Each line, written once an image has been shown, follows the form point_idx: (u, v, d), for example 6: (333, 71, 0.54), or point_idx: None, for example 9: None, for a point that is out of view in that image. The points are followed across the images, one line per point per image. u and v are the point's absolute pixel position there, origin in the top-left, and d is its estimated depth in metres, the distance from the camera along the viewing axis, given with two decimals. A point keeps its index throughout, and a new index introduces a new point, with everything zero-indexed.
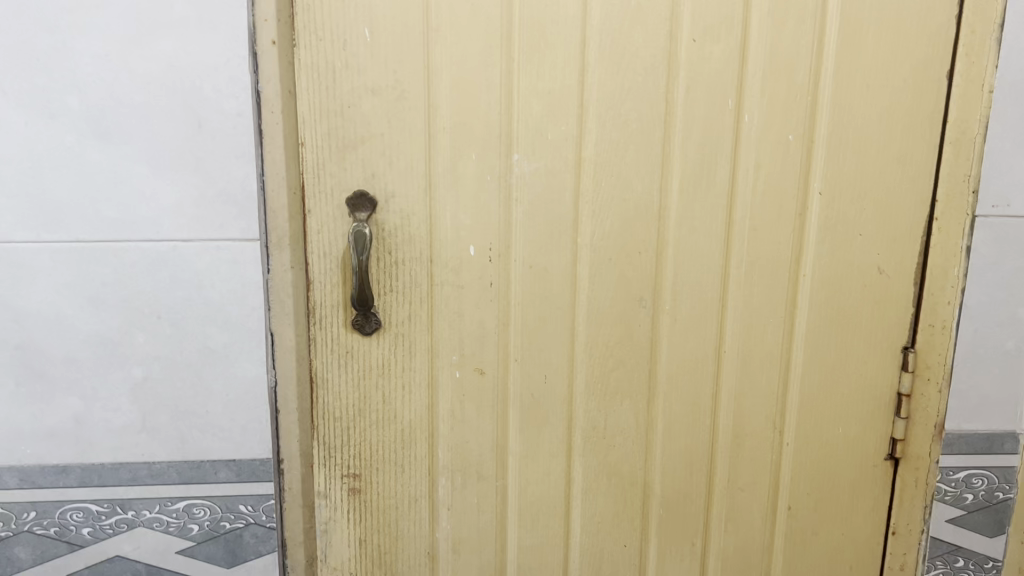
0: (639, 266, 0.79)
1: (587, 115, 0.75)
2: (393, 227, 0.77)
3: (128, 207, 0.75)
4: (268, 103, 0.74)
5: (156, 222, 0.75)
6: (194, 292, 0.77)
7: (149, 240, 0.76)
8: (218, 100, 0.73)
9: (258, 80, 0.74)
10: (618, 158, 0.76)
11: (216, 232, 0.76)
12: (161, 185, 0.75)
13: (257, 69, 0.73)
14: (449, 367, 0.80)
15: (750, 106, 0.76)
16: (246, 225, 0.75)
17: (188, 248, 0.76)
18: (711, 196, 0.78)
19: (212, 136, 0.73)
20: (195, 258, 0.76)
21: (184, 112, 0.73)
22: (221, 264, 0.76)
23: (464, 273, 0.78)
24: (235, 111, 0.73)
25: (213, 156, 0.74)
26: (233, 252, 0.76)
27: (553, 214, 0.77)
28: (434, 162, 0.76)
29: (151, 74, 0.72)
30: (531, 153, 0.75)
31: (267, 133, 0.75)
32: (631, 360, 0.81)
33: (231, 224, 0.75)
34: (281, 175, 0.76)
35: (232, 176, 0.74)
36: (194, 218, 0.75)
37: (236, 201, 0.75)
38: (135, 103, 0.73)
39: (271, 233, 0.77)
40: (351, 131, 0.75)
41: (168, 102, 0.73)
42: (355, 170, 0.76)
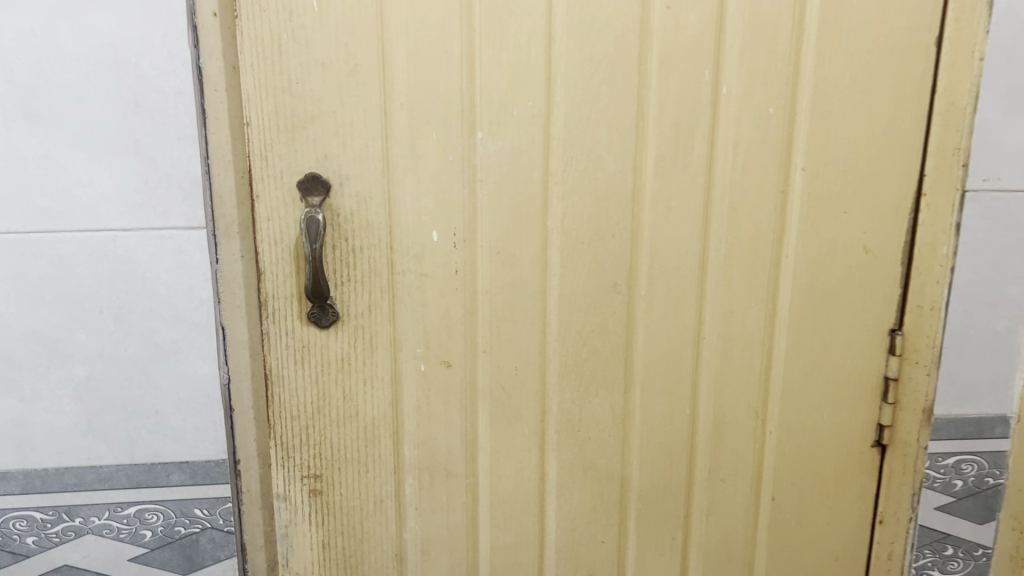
0: (612, 250, 0.74)
1: (555, 89, 0.70)
2: (349, 212, 0.70)
3: (63, 195, 0.70)
4: (211, 81, 0.67)
5: (93, 211, 0.70)
6: (139, 284, 0.73)
7: (87, 230, 0.71)
8: (158, 79, 0.68)
9: (199, 53, 0.66)
10: (589, 135, 0.71)
11: (159, 220, 0.71)
12: (97, 171, 0.70)
13: (198, 44, 0.66)
14: (414, 360, 0.75)
15: (727, 76, 0.72)
16: (193, 210, 0.71)
17: (129, 238, 0.71)
18: (688, 174, 0.73)
19: (152, 117, 0.69)
20: (138, 249, 0.72)
21: (121, 92, 0.68)
22: (166, 254, 0.72)
23: (427, 261, 0.72)
24: (176, 90, 0.69)
25: (156, 138, 0.70)
26: (180, 241, 0.72)
27: (521, 196, 0.72)
28: (392, 141, 0.69)
29: (82, 50, 0.67)
30: (494, 131, 0.70)
31: (211, 113, 0.67)
32: (606, 349, 0.77)
33: (175, 212, 0.71)
34: (228, 159, 0.68)
35: (175, 161, 0.70)
36: (136, 206, 0.71)
37: (181, 188, 0.71)
38: (65, 81, 0.67)
39: (218, 221, 0.70)
40: (300, 110, 0.67)
41: (102, 82, 0.68)
42: (306, 151, 0.68)
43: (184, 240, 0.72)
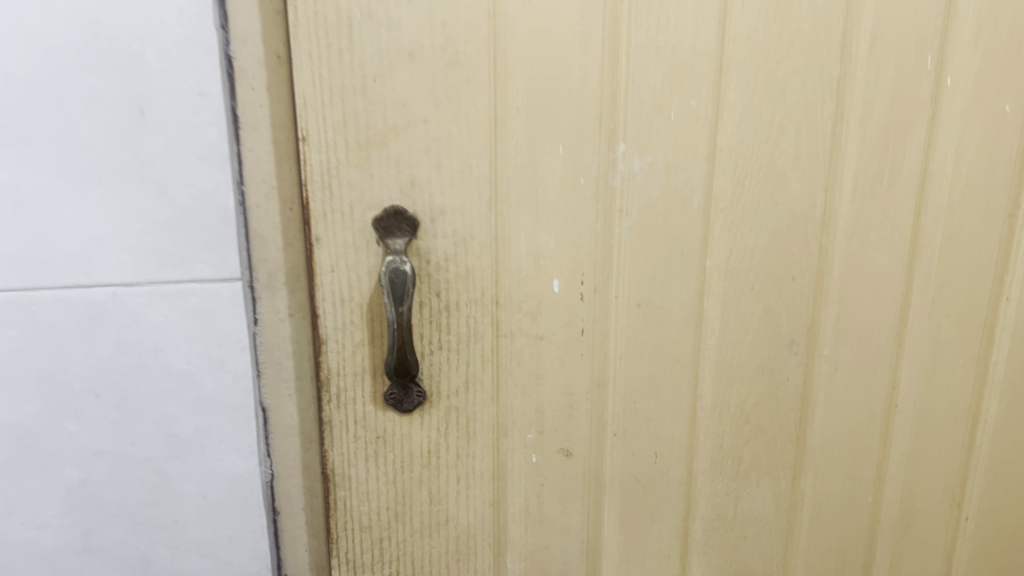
0: (790, 297, 0.55)
1: (727, 82, 0.50)
2: (442, 257, 0.51)
3: (36, 236, 0.48)
4: (245, 76, 0.47)
5: (85, 261, 0.48)
6: (149, 356, 0.51)
7: (73, 283, 0.49)
8: (171, 73, 0.46)
9: (229, 38, 0.46)
10: (769, 145, 0.52)
11: (176, 268, 0.49)
12: (88, 205, 0.48)
13: (226, 25, 0.46)
14: (523, 450, 0.55)
15: (953, 61, 0.52)
16: (223, 250, 0.49)
17: (134, 293, 0.50)
18: (895, 197, 0.54)
19: (165, 128, 0.47)
20: (148, 311, 0.50)
21: (120, 93, 0.46)
22: (186, 316, 0.50)
23: (545, 319, 0.53)
24: (195, 90, 0.46)
25: (170, 157, 0.47)
26: (203, 297, 0.50)
27: (674, 229, 0.52)
28: (502, 160, 0.50)
29: (57, 23, 0.44)
30: (643, 143, 0.50)
31: (246, 121, 0.47)
32: (774, 426, 0.58)
33: (198, 260, 0.49)
34: (273, 184, 0.49)
35: (196, 188, 0.48)
36: (144, 253, 0.49)
37: (205, 227, 0.49)
38: (33, 71, 0.45)
39: (257, 269, 0.50)
40: (377, 118, 0.48)
41: (90, 73, 0.45)
42: (387, 175, 0.49)
43: (212, 297, 0.50)
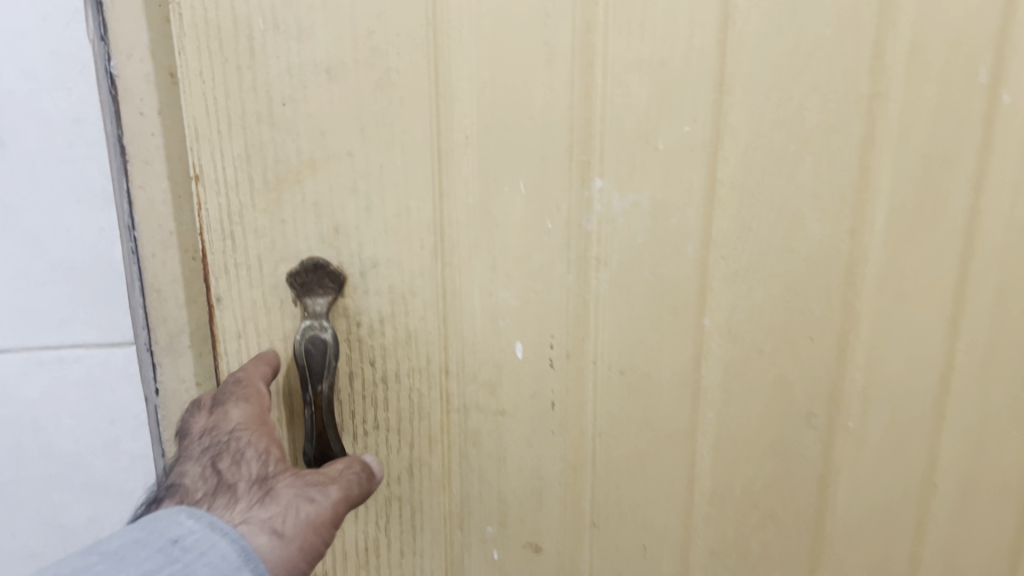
0: (807, 361, 0.45)
1: (729, 102, 0.40)
2: (375, 318, 0.41)
3: None
4: (132, 99, 0.41)
5: None
6: (32, 428, 0.47)
7: None
8: (47, 99, 0.41)
9: (110, 51, 0.40)
10: (781, 179, 0.42)
11: (58, 334, 0.45)
12: None
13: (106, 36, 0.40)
14: (482, 544, 0.46)
15: (1016, 72, 0.42)
16: (115, 304, 0.45)
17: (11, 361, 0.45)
18: (939, 240, 0.44)
19: (40, 167, 0.42)
20: (23, 381, 0.46)
21: None
22: (70, 387, 0.46)
23: (506, 391, 0.43)
24: (74, 120, 0.42)
25: (50, 201, 0.43)
26: (92, 363, 0.46)
27: (664, 281, 0.43)
28: (449, 199, 0.40)
29: None
30: (624, 178, 0.41)
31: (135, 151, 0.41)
32: (787, 512, 0.48)
33: (84, 321, 0.45)
34: (171, 228, 0.43)
35: (81, 239, 0.44)
36: (27, 313, 0.45)
37: (91, 282, 0.44)
38: None
39: (156, 332, 0.44)
40: (289, 151, 0.38)
41: None
42: (304, 221, 0.39)
43: (98, 366, 0.46)
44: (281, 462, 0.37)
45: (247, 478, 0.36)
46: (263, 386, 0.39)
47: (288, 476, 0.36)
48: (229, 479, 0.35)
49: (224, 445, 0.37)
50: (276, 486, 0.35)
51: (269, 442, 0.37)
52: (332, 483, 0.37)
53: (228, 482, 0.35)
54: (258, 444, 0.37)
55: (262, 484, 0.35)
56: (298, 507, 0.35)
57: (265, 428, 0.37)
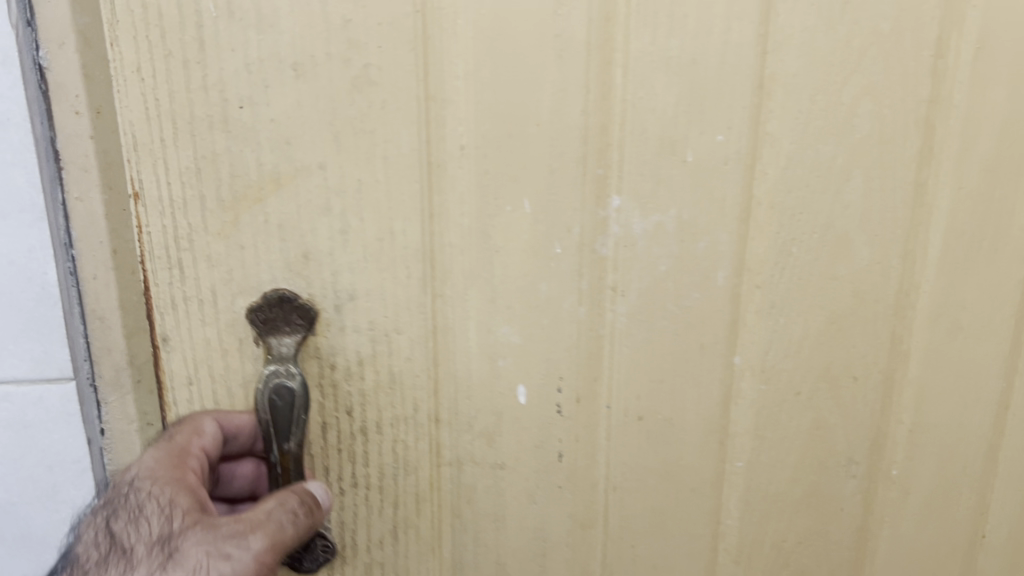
0: (848, 404, 0.40)
1: (769, 107, 0.34)
2: (353, 360, 0.35)
3: None
4: (65, 93, 0.33)
5: None
6: None
7: None
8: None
9: (37, 39, 0.32)
10: (826, 198, 0.36)
11: None
12: None
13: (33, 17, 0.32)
14: None
15: None
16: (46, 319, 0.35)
17: None
18: (999, 267, 0.39)
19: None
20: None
21: None
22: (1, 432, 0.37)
23: (507, 441, 0.37)
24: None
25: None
26: (20, 402, 0.36)
27: (689, 314, 0.37)
28: (441, 220, 0.34)
29: None
30: (647, 197, 0.35)
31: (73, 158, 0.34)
32: (821, 570, 0.43)
33: (13, 351, 0.36)
34: (115, 246, 0.35)
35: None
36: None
37: (16, 308, 0.35)
38: None
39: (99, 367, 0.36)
40: (248, 164, 0.31)
41: None
42: (268, 247, 0.33)
43: (31, 407, 0.37)
44: (194, 511, 0.31)
45: (147, 540, 0.30)
46: (199, 417, 0.33)
47: (197, 527, 0.30)
48: (129, 544, 0.31)
49: (124, 499, 0.32)
50: (180, 545, 0.30)
51: (177, 489, 0.31)
52: (254, 529, 0.30)
53: (127, 545, 0.31)
54: (161, 495, 0.31)
55: (164, 544, 0.30)
56: (207, 568, 0.29)
57: (177, 471, 0.32)
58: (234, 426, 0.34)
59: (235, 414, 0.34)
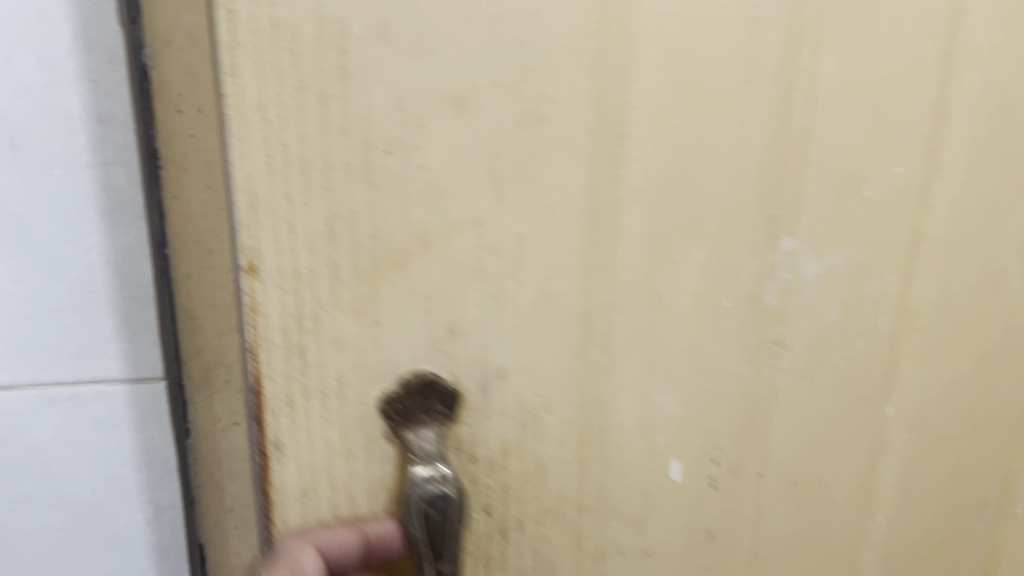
0: (990, 449, 0.36)
1: (947, 134, 0.30)
2: (496, 450, 0.29)
3: None
4: (170, 92, 0.29)
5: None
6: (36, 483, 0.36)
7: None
8: (51, 71, 0.30)
9: (143, 36, 0.28)
10: (990, 231, 0.33)
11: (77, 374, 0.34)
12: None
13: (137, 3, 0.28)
14: None
15: None
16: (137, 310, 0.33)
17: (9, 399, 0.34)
18: None
19: (39, 155, 0.31)
20: (32, 423, 0.34)
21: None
22: (91, 428, 0.35)
23: (656, 526, 0.32)
24: (81, 90, 0.30)
25: (48, 204, 0.31)
26: (112, 406, 0.34)
27: (849, 365, 0.33)
28: (606, 279, 0.28)
29: None
30: (820, 239, 0.30)
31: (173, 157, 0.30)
32: None
33: (103, 349, 0.33)
34: (211, 245, 0.30)
35: (88, 250, 0.32)
36: (23, 341, 0.33)
37: (115, 309, 0.33)
38: None
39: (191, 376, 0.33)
40: (392, 223, 0.25)
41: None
42: (410, 322, 0.26)
43: (120, 404, 0.34)
44: None
45: None
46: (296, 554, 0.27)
47: None
48: None
49: None
50: None
51: None
52: None
53: None
54: None
55: None
56: None
57: None
58: (346, 552, 0.27)
59: (339, 532, 0.27)
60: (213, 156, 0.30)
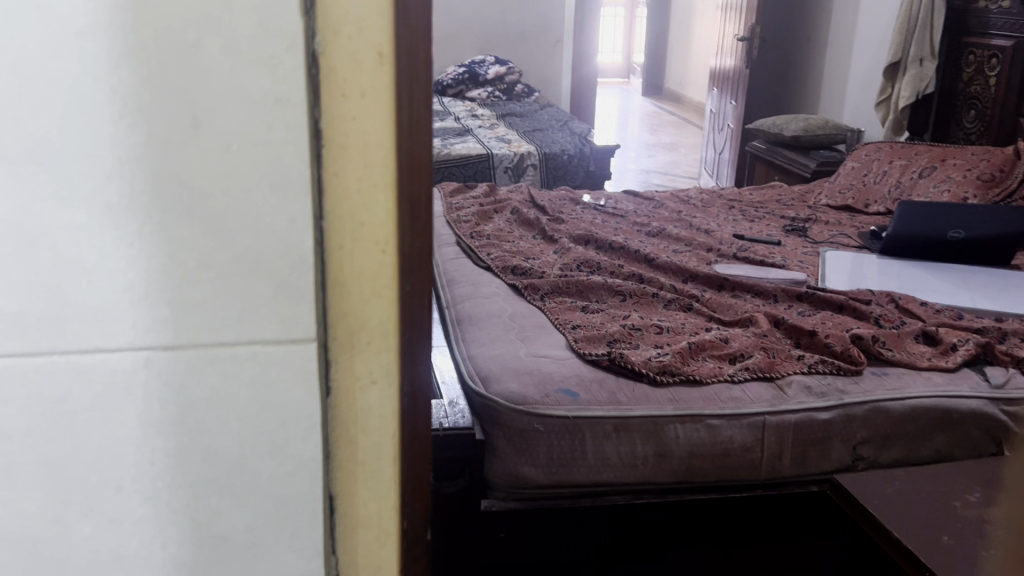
0: None
1: None
2: None
3: (119, 345, 0.32)
4: (334, 76, 0.31)
5: (149, 370, 0.33)
6: (216, 493, 0.35)
7: (137, 416, 0.33)
8: (235, 72, 0.30)
9: (315, 25, 0.30)
10: None
11: (250, 378, 0.33)
12: (152, 293, 0.32)
13: (311, 6, 0.30)
14: None
15: None
16: (292, 308, 0.33)
17: (193, 407, 0.33)
18: None
19: (207, 161, 0.30)
20: (217, 435, 0.34)
21: (188, 132, 0.30)
22: (258, 433, 0.34)
23: None
24: (265, 91, 0.30)
25: (209, 209, 0.31)
26: (284, 413, 0.34)
27: None
28: None
29: (111, 41, 0.29)
30: None
31: (335, 148, 0.32)
32: None
33: (266, 355, 0.33)
34: (361, 220, 0.33)
35: (273, 255, 0.32)
36: (205, 349, 0.33)
37: (288, 315, 0.33)
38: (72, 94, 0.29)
39: (337, 343, 0.34)
40: None
41: (157, 101, 0.30)
42: None
43: (294, 404, 0.34)
44: None
45: None
46: None
47: None
48: None
49: None
50: None
51: None
52: None
53: None
54: None
55: None
56: None
57: None
58: None
59: None
60: (373, 135, 0.32)
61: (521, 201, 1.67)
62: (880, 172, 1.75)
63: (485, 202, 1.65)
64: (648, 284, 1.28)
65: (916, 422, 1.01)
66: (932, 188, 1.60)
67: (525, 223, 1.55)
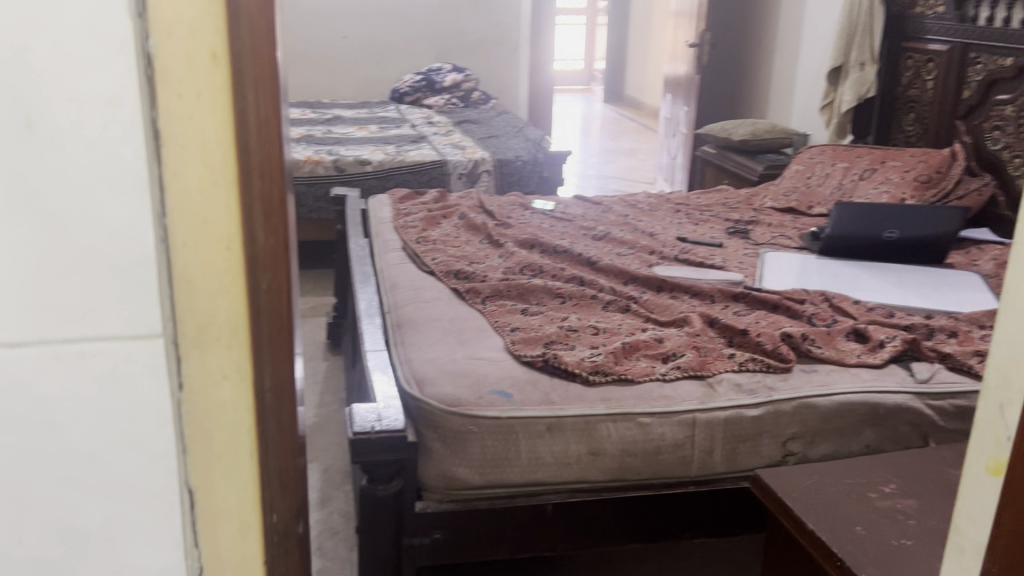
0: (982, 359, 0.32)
1: None
2: None
3: None
4: (169, 79, 0.32)
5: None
6: (72, 486, 0.35)
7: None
8: (67, 72, 0.31)
9: (148, 28, 0.31)
10: None
11: (100, 373, 0.34)
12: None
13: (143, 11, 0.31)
14: None
15: None
16: (136, 305, 0.33)
17: (47, 400, 0.34)
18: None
19: (45, 160, 0.31)
20: (69, 429, 0.35)
21: (26, 132, 0.31)
22: (110, 426, 0.35)
23: None
24: (98, 92, 0.31)
25: (51, 209, 0.32)
26: (137, 407, 0.35)
27: None
28: None
29: None
30: None
31: (173, 148, 0.33)
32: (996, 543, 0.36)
33: (114, 350, 0.34)
34: (203, 217, 0.34)
35: (113, 251, 0.33)
36: (55, 344, 0.34)
37: (135, 311, 0.34)
38: None
39: (185, 337, 0.35)
40: None
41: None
42: None
43: (145, 397, 0.35)
44: None
45: None
46: None
47: None
48: None
49: None
50: None
51: None
52: None
53: None
54: None
55: None
56: None
57: None
58: None
59: None
60: (210, 135, 0.33)
61: (469, 206, 1.68)
62: (823, 174, 1.78)
63: (433, 208, 1.66)
64: (589, 286, 1.29)
65: (843, 417, 1.03)
66: (872, 189, 1.64)
67: (472, 228, 1.56)
